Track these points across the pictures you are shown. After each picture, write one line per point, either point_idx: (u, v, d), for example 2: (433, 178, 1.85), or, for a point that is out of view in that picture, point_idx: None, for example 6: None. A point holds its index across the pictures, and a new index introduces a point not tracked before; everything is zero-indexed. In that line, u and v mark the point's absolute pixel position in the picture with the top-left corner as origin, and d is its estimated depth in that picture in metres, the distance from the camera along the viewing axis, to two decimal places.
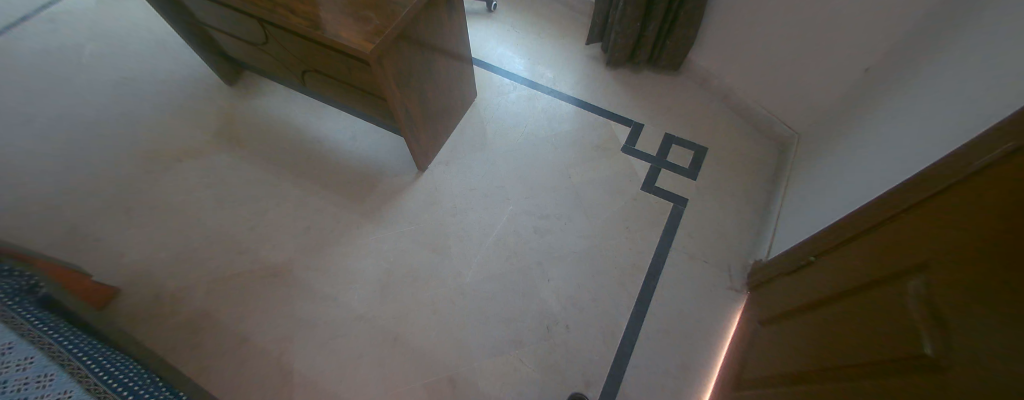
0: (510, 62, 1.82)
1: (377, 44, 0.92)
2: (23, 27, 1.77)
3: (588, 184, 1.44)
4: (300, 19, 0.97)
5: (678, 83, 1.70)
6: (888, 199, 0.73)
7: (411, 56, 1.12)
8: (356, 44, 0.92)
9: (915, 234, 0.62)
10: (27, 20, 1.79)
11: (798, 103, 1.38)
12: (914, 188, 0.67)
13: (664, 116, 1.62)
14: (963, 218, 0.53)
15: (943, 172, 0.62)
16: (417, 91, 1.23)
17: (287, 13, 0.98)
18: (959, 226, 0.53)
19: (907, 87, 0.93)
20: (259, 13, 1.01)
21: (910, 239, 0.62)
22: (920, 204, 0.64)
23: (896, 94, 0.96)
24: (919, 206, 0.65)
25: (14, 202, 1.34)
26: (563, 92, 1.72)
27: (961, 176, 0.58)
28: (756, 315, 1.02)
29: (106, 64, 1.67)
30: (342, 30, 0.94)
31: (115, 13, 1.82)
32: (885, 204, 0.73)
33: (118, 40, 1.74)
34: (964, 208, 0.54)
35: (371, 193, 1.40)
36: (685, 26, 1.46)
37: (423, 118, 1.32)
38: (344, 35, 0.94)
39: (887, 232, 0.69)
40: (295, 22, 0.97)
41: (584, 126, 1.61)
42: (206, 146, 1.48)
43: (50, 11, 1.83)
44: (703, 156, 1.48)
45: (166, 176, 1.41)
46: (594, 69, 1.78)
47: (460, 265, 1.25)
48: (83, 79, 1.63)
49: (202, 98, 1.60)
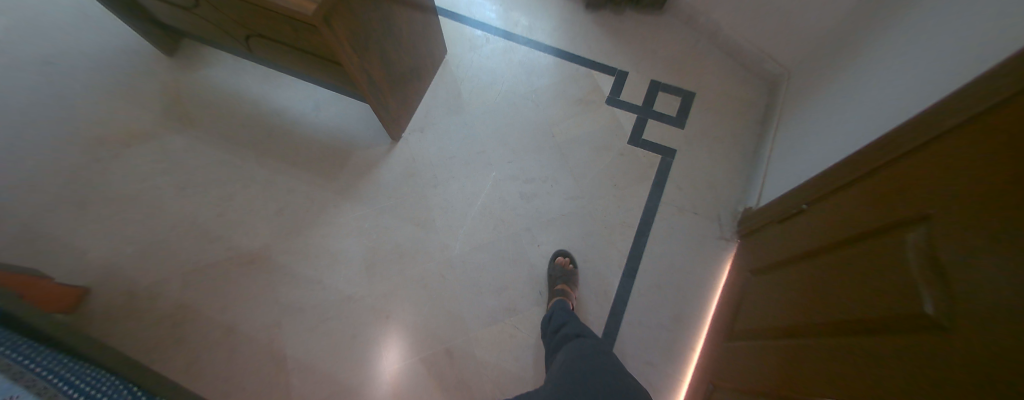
0: (480, 10, 1.66)
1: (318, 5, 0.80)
2: None
3: (573, 142, 1.38)
4: None
5: (662, 23, 1.59)
6: (888, 141, 0.69)
7: (367, 12, 0.99)
8: (308, 11, 0.81)
9: (918, 180, 0.58)
10: None
11: (789, 37, 1.29)
12: (913, 131, 0.64)
13: (649, 62, 1.52)
14: (967, 166, 0.50)
15: (947, 113, 0.58)
16: (378, 52, 1.10)
17: None
18: (962, 175, 0.51)
19: (905, 11, 0.86)
20: None
21: (907, 188, 0.60)
22: (921, 147, 0.61)
23: (894, 19, 0.89)
24: (918, 151, 0.62)
25: None
26: (540, 41, 1.59)
27: (970, 115, 0.54)
28: (747, 264, 1.03)
29: (27, 41, 1.45)
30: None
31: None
32: (881, 149, 0.70)
33: (34, 10, 1.49)
34: (967, 155, 0.51)
35: (344, 168, 1.31)
36: None
37: (389, 83, 1.21)
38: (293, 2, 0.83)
39: (886, 178, 0.66)
40: None
41: (565, 79, 1.51)
42: (156, 127, 1.31)
43: None
44: (691, 102, 1.42)
45: (116, 164, 1.26)
46: (571, 12, 1.64)
47: (446, 237, 1.21)
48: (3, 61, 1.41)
49: (139, 73, 1.40)
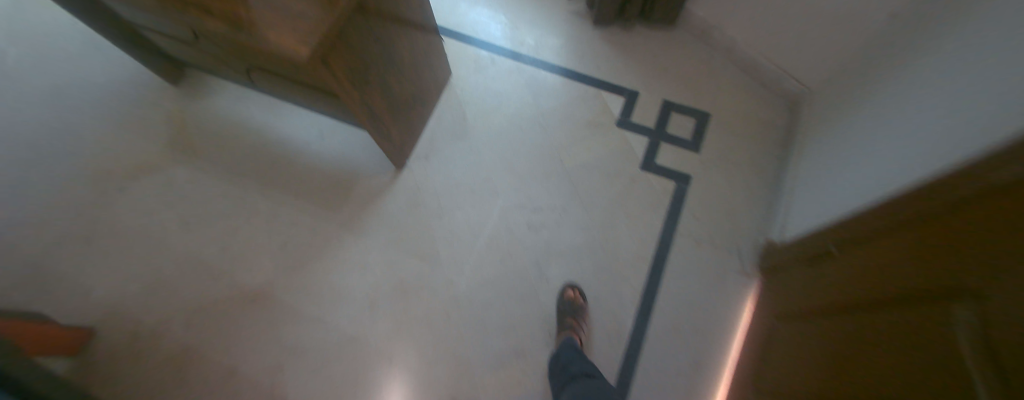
0: (486, 30, 1.62)
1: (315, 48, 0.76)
2: None
3: (582, 167, 1.32)
4: (219, 21, 0.78)
5: (675, 39, 1.52)
6: (927, 192, 0.62)
7: (364, 46, 0.94)
8: (302, 52, 0.75)
9: (953, 246, 0.53)
10: None
11: (811, 56, 1.22)
12: (955, 180, 0.57)
13: (661, 80, 1.46)
14: (1013, 228, 0.43)
15: (987, 163, 0.52)
16: (380, 84, 1.07)
17: (201, 14, 0.79)
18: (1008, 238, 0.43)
19: (942, 36, 0.79)
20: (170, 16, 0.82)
21: (951, 248, 0.53)
22: (964, 199, 0.54)
23: (929, 44, 0.82)
24: (961, 203, 0.54)
25: None
26: (547, 61, 1.54)
27: (1003, 177, 0.48)
28: (772, 306, 0.96)
29: (36, 70, 1.41)
30: (281, 34, 0.76)
31: (13, 8, 1.51)
32: (921, 197, 0.63)
33: (42, 38, 1.46)
34: (1011, 214, 0.44)
35: (348, 199, 1.27)
36: None
37: (391, 113, 1.17)
38: (285, 40, 0.76)
39: (928, 231, 0.59)
40: (214, 26, 0.78)
41: (573, 100, 1.46)
42: (160, 160, 1.29)
43: None
44: (707, 123, 1.35)
45: (123, 198, 1.24)
46: (580, 30, 1.59)
47: (452, 272, 1.17)
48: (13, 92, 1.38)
49: (143, 101, 1.37)
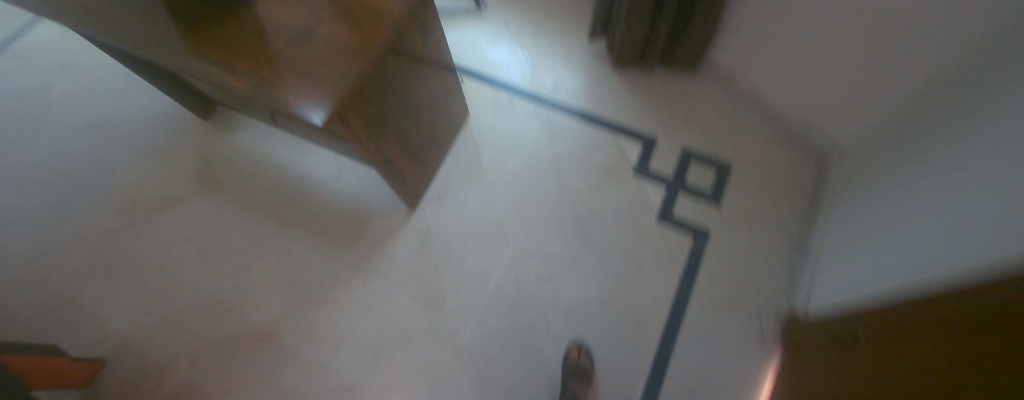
0: (505, 70, 1.63)
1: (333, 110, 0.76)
2: None
3: (596, 216, 1.29)
4: (245, 81, 0.78)
5: (697, 85, 1.49)
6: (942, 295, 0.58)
7: (377, 98, 0.95)
8: (313, 112, 0.75)
9: (969, 374, 0.48)
10: None
11: (842, 112, 1.17)
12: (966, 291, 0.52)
13: (682, 127, 1.42)
14: None
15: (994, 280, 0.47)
16: (395, 132, 1.08)
17: (227, 72, 0.79)
18: None
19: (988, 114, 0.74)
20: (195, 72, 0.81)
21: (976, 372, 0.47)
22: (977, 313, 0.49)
23: (973, 121, 0.76)
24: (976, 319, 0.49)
25: None
26: (564, 103, 1.54)
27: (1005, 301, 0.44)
28: (794, 387, 0.90)
29: (78, 103, 1.50)
30: (293, 95, 0.77)
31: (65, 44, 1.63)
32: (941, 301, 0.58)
33: (87, 73, 1.56)
34: None
35: (359, 238, 1.28)
36: (704, 22, 1.23)
37: (405, 157, 1.18)
38: (297, 101, 0.76)
39: (948, 344, 0.53)
40: (239, 86, 0.78)
41: (589, 145, 1.44)
42: (185, 193, 1.34)
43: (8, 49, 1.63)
44: (728, 176, 1.30)
45: (147, 229, 1.29)
46: (599, 72, 1.58)
47: (457, 322, 1.15)
48: (55, 123, 1.46)
49: (174, 135, 1.43)
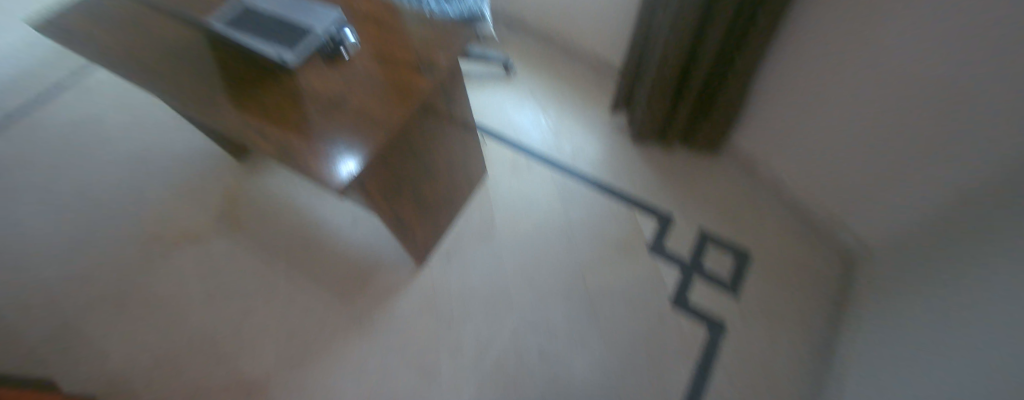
0: (526, 133, 1.66)
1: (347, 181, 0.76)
2: (52, 104, 1.73)
3: (605, 293, 1.25)
4: (271, 145, 0.81)
5: (718, 165, 1.47)
6: None
7: (396, 163, 0.97)
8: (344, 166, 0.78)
9: None
10: (51, 98, 1.75)
11: (870, 212, 1.12)
12: None
13: (701, 207, 1.39)
14: None
15: None
16: (411, 193, 1.10)
17: (256, 135, 0.83)
18: None
19: (1000, 239, 0.71)
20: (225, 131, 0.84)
21: None
22: None
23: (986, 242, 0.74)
24: None
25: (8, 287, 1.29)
26: (582, 171, 1.54)
27: None
28: None
29: (127, 137, 1.62)
30: (313, 162, 0.78)
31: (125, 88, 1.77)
32: None
33: (139, 111, 1.69)
34: None
35: (363, 292, 1.27)
36: (725, 109, 1.24)
37: (419, 217, 1.19)
38: (315, 168, 0.77)
39: None
40: (264, 150, 0.81)
41: (604, 217, 1.42)
42: (206, 230, 1.39)
43: (74, 86, 1.79)
44: (747, 265, 1.25)
45: (164, 263, 1.32)
46: (619, 143, 1.59)
47: (450, 395, 1.09)
48: (103, 154, 1.57)
49: (207, 172, 1.51)
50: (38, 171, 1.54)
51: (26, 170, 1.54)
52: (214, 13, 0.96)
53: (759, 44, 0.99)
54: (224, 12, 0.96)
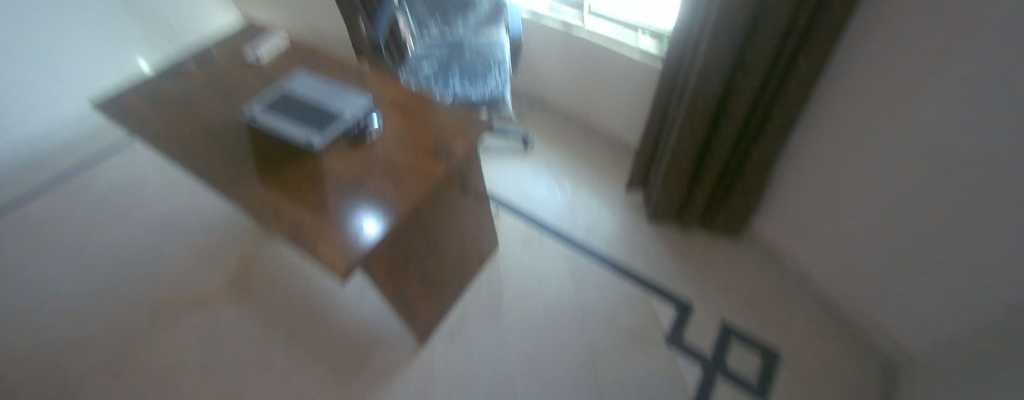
0: (540, 206, 1.66)
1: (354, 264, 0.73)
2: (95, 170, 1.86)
3: (619, 390, 1.15)
4: (282, 223, 0.80)
5: (738, 251, 1.41)
6: None
7: (403, 242, 0.96)
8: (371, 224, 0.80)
9: None
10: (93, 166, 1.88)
11: (913, 317, 1.03)
12: None
13: (722, 297, 1.31)
14: None
15: None
16: (418, 272, 1.08)
17: (270, 212, 0.82)
18: None
19: None
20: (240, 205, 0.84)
21: None
22: None
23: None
24: None
25: (21, 346, 1.31)
26: (596, 249, 1.50)
27: None
28: None
29: (161, 199, 1.71)
30: (322, 242, 0.77)
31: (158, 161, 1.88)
32: None
33: (175, 178, 1.80)
34: None
35: (361, 373, 1.21)
36: (744, 196, 1.21)
37: (423, 295, 1.15)
38: (323, 250, 0.75)
39: None
40: (274, 228, 0.80)
41: (618, 300, 1.35)
42: (217, 295, 1.40)
43: (116, 156, 1.92)
44: (776, 369, 1.14)
45: (171, 328, 1.32)
46: (634, 221, 1.55)
47: None
48: (136, 215, 1.66)
49: (228, 237, 1.56)
50: (78, 229, 1.63)
51: (67, 227, 1.64)
52: (257, 97, 1.04)
53: (777, 135, 0.99)
54: (266, 97, 1.04)
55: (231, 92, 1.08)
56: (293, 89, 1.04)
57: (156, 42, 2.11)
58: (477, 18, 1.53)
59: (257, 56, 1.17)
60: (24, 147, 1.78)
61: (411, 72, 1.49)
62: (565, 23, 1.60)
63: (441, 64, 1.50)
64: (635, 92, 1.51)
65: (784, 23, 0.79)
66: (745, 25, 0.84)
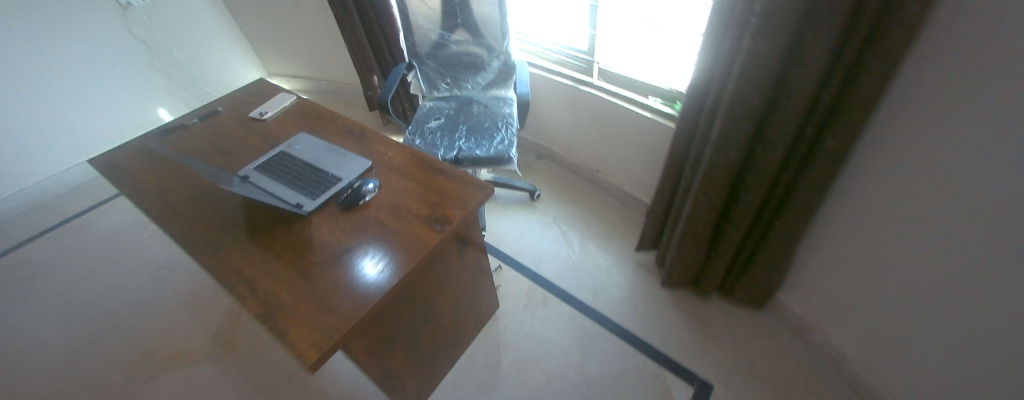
0: (545, 262, 1.56)
1: (325, 351, 0.65)
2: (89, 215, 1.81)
3: None
4: (257, 298, 0.73)
5: (761, 324, 1.28)
6: None
7: (388, 316, 0.87)
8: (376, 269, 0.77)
9: None
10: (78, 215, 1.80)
11: None
12: None
13: (745, 378, 1.17)
14: None
15: None
16: (406, 344, 0.98)
17: (247, 283, 0.76)
18: None
19: None
20: (217, 272, 0.78)
21: None
22: None
23: None
24: None
25: None
26: (605, 313, 1.38)
27: None
28: None
29: (158, 244, 1.68)
30: (296, 323, 0.69)
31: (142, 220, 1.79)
32: None
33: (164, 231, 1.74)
34: None
35: None
36: (767, 268, 1.11)
37: (411, 366, 1.05)
38: (295, 332, 0.68)
39: None
40: (248, 303, 0.73)
41: (629, 375, 1.22)
42: (197, 352, 1.31)
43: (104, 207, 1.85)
44: None
45: (143, 388, 1.23)
46: (646, 284, 1.45)
47: None
48: (131, 260, 1.62)
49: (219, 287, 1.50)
50: (69, 272, 1.59)
51: (59, 270, 1.59)
52: (256, 159, 1.03)
53: (804, 207, 0.91)
54: (265, 159, 1.02)
55: (232, 150, 1.07)
56: (293, 152, 1.04)
57: (178, 95, 2.21)
58: (484, 75, 1.51)
59: (262, 114, 1.17)
60: (32, 188, 1.85)
61: (418, 128, 1.48)
62: (574, 81, 1.59)
63: (449, 121, 1.49)
64: (646, 150, 1.46)
65: (806, 97, 0.75)
66: (764, 96, 0.80)
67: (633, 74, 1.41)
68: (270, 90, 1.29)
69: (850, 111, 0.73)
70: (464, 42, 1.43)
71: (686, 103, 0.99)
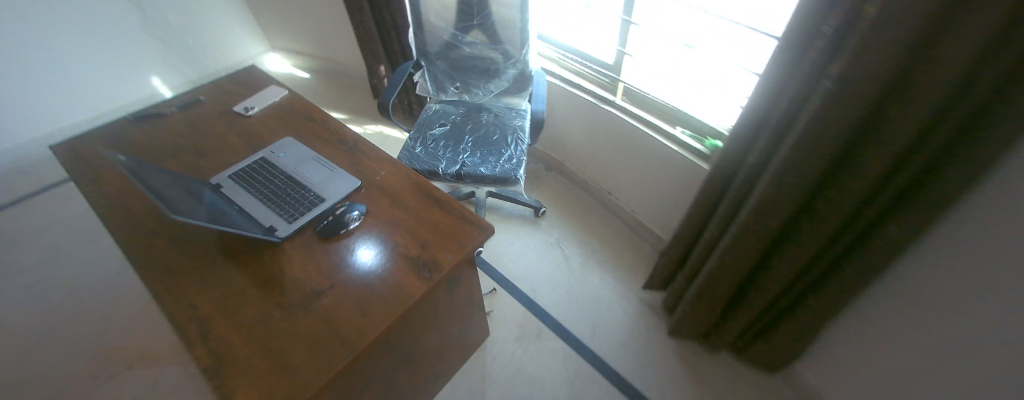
0: (544, 289, 1.46)
1: None
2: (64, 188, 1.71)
3: None
4: (207, 348, 0.63)
5: (770, 387, 1.18)
6: None
7: (363, 365, 0.77)
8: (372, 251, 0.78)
9: None
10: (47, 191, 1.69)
11: None
12: None
13: None
14: None
15: None
16: (384, 387, 0.89)
17: (199, 326, 0.65)
18: None
19: None
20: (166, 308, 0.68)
21: None
22: None
23: None
24: None
25: None
26: (602, 355, 1.28)
27: None
28: None
29: None
30: (245, 388, 0.58)
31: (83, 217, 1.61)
32: None
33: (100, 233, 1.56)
34: None
35: None
36: (790, 338, 0.99)
37: None
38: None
39: None
40: (196, 353, 0.62)
41: None
42: (167, 353, 1.24)
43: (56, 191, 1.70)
44: None
45: (107, 387, 1.16)
46: (649, 326, 1.34)
47: None
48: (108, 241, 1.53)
49: None
50: (44, 246, 1.51)
51: (31, 243, 1.52)
52: (233, 165, 0.92)
53: (846, 288, 0.79)
54: (243, 166, 0.91)
55: (208, 149, 0.97)
56: (276, 161, 0.93)
57: (174, 64, 2.09)
58: (497, 83, 1.38)
59: (247, 109, 1.06)
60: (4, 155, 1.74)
61: (420, 134, 1.35)
62: (594, 97, 1.46)
63: (455, 129, 1.37)
64: (668, 183, 1.34)
65: (874, 175, 0.63)
66: (822, 165, 0.68)
67: (661, 98, 1.27)
68: (260, 80, 1.18)
69: (927, 202, 0.61)
70: (477, 44, 1.29)
71: (724, 153, 0.87)
